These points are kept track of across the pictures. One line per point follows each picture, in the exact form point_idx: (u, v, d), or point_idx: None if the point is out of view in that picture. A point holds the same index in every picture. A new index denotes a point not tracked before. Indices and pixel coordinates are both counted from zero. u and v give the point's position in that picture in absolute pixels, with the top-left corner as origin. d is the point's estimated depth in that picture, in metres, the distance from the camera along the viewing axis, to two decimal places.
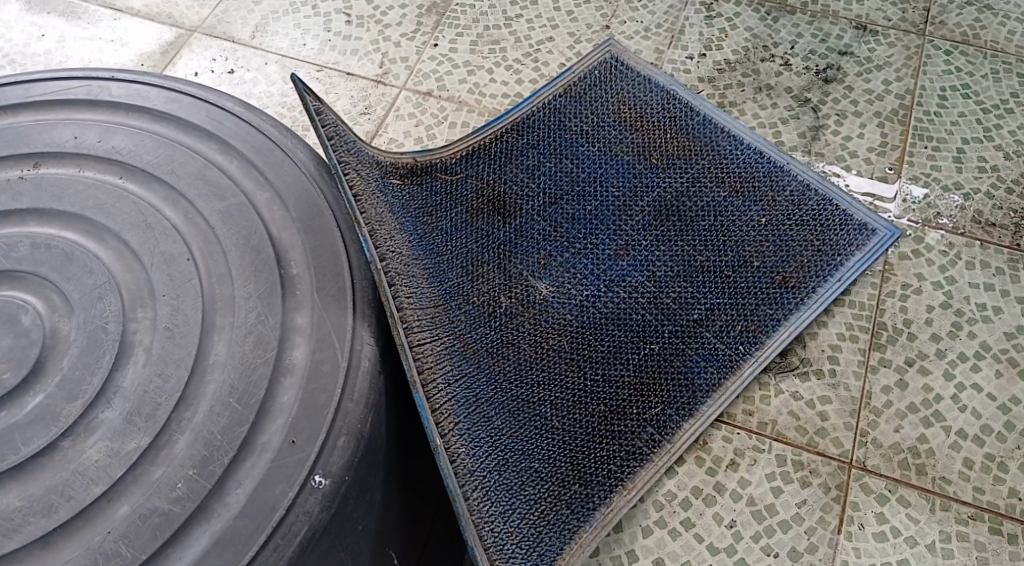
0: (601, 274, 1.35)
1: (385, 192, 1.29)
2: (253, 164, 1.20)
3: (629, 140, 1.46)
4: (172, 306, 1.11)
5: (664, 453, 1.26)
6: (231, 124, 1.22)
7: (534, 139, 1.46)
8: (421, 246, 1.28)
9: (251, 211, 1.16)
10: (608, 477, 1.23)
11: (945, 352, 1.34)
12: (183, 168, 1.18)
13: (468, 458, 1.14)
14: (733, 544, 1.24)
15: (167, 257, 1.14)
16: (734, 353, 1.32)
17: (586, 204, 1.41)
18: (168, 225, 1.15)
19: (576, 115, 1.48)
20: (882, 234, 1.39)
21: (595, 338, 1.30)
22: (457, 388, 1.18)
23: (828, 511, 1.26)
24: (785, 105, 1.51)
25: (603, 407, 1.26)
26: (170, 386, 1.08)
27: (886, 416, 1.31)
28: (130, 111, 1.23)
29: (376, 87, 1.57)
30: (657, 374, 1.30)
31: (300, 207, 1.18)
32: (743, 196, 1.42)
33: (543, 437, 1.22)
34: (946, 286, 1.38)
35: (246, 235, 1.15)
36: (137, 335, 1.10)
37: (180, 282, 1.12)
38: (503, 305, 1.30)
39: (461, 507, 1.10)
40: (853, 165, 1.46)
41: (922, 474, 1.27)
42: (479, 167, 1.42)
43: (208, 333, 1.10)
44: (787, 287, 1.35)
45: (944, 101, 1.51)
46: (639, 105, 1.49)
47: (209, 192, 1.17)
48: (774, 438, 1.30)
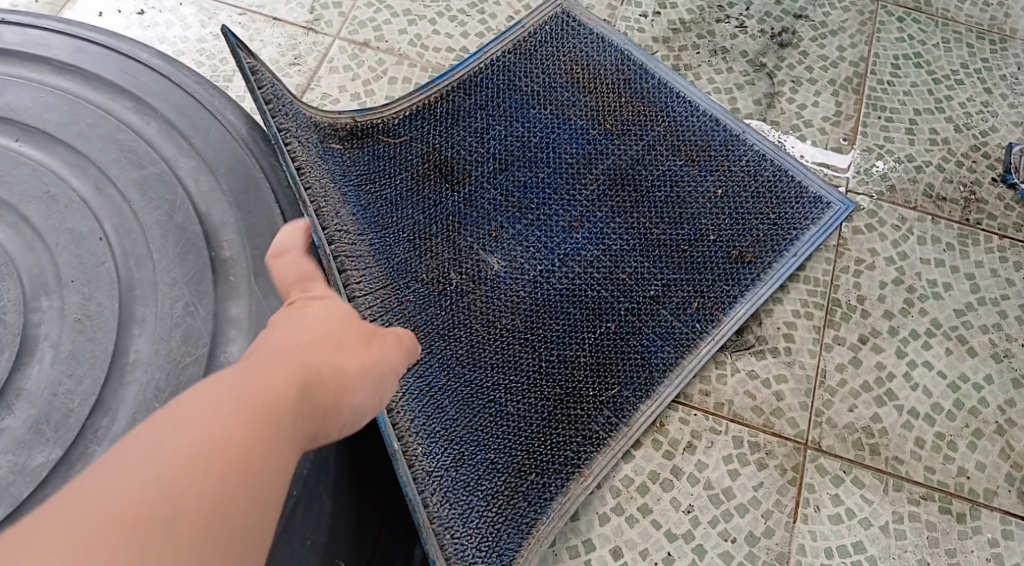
0: (553, 249, 1.30)
1: (326, 157, 1.25)
2: (174, 127, 1.19)
3: (581, 103, 1.40)
4: (83, 294, 1.12)
5: (621, 436, 1.22)
6: (146, 79, 1.21)
7: (482, 98, 1.38)
8: (365, 218, 1.25)
9: (174, 182, 1.16)
10: (564, 464, 1.20)
11: (897, 330, 1.33)
12: (91, 131, 1.17)
13: (425, 460, 1.14)
14: (690, 529, 1.22)
15: (76, 236, 1.14)
16: (691, 332, 1.28)
17: (537, 171, 1.35)
18: (74, 197, 1.15)
19: (525, 73, 1.41)
20: (837, 208, 1.36)
21: (549, 317, 1.26)
22: (409, 378, 1.19)
23: (784, 494, 1.24)
24: (741, 70, 1.46)
25: (558, 390, 1.23)
26: (82, 388, 1.08)
27: (840, 395, 1.29)
28: (27, 63, 1.21)
29: (306, 35, 1.45)
30: (613, 354, 1.26)
31: (230, 178, 1.17)
32: (699, 166, 1.37)
33: (498, 424, 1.20)
34: (898, 262, 1.37)
35: (167, 211, 1.15)
36: (43, 327, 1.10)
37: (91, 265, 1.13)
38: (453, 282, 1.26)
39: (420, 517, 1.11)
40: (808, 135, 1.43)
41: (875, 454, 1.27)
42: (424, 128, 1.34)
43: (128, 325, 1.11)
44: (742, 263, 1.32)
45: (897, 70, 1.48)
46: (593, 65, 1.42)
47: (123, 160, 1.16)
48: (730, 419, 1.27)
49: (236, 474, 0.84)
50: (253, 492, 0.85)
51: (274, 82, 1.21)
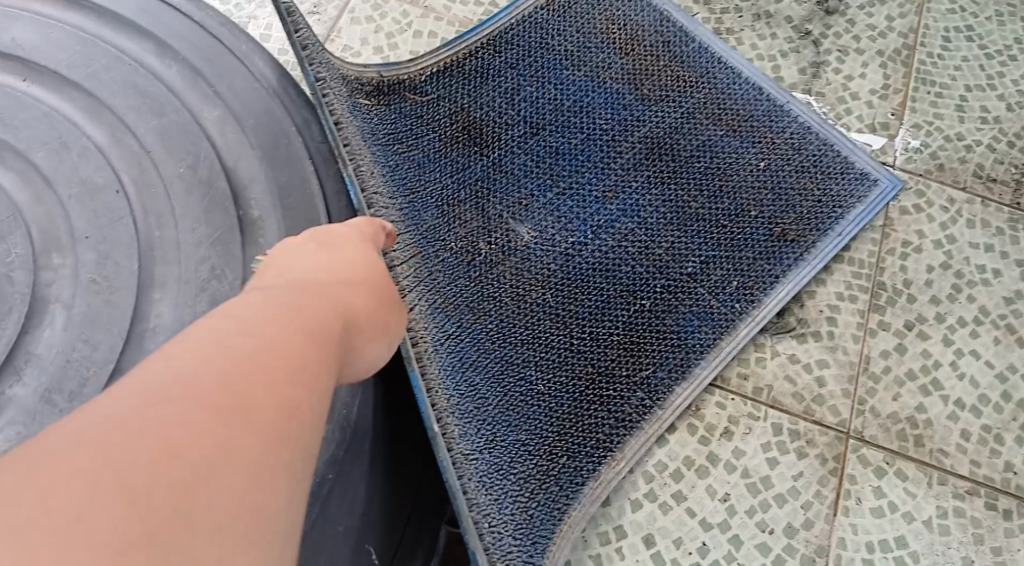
0: (586, 219, 1.23)
1: (355, 115, 1.18)
2: (197, 73, 1.14)
3: (617, 65, 1.31)
4: (98, 252, 1.08)
5: (654, 421, 1.16)
6: (167, 19, 1.15)
7: (514, 57, 1.30)
8: (394, 181, 1.19)
9: (197, 132, 1.12)
10: (596, 447, 1.13)
11: (944, 316, 1.27)
12: (107, 74, 1.13)
13: (461, 440, 1.07)
14: (726, 519, 1.16)
15: (91, 188, 1.09)
16: (729, 312, 1.20)
17: (570, 136, 1.27)
18: (87, 145, 1.10)
19: (558, 31, 1.32)
20: (883, 185, 1.29)
21: (581, 292, 1.19)
22: (442, 354, 1.12)
23: (824, 485, 1.18)
24: (785, 37, 1.38)
25: (591, 370, 1.16)
26: (98, 354, 1.04)
27: (884, 383, 1.23)
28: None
29: None
30: (647, 334, 1.18)
31: (259, 131, 1.13)
32: (740, 135, 1.29)
33: (529, 405, 1.13)
34: (946, 245, 1.30)
35: (190, 164, 1.11)
36: (54, 288, 1.07)
37: (108, 221, 1.08)
38: (482, 252, 1.19)
39: (460, 504, 1.03)
40: (854, 108, 1.36)
41: (920, 445, 1.21)
42: (453, 87, 1.26)
43: (148, 289, 1.06)
44: (785, 240, 1.24)
45: (948, 43, 1.40)
46: (630, 25, 1.34)
47: (144, 108, 1.12)
48: (769, 405, 1.21)
49: (293, 380, 0.80)
50: (310, 400, 0.81)
51: (308, 28, 1.15)
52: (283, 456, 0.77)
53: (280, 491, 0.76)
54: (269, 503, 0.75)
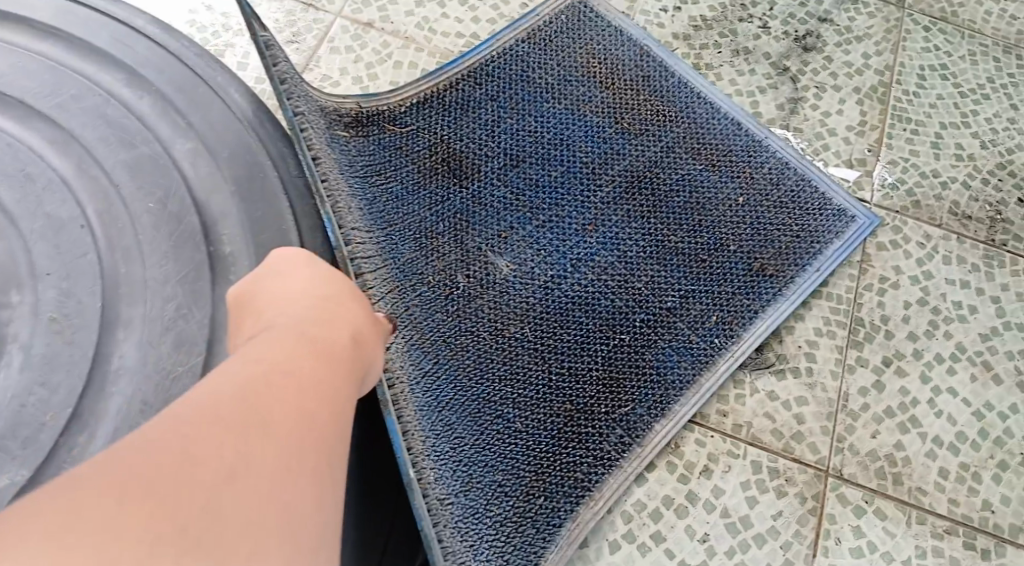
0: (566, 253, 1.22)
1: (333, 146, 1.17)
2: (170, 104, 1.12)
3: (597, 98, 1.31)
4: (59, 290, 1.06)
5: (633, 458, 1.15)
6: (141, 48, 1.14)
7: (494, 89, 1.30)
8: (371, 213, 1.17)
9: (168, 165, 1.10)
10: (575, 485, 1.13)
11: (921, 353, 1.27)
12: (74, 104, 1.11)
13: (437, 485, 1.07)
14: (705, 560, 1.15)
15: (55, 223, 1.08)
16: (708, 348, 1.20)
17: (549, 169, 1.27)
18: (54, 178, 1.09)
19: (538, 64, 1.32)
20: (861, 222, 1.29)
21: (560, 327, 1.19)
22: (419, 392, 1.11)
23: (803, 524, 1.17)
24: (763, 73, 1.39)
25: (570, 405, 1.16)
26: (56, 398, 1.03)
27: (862, 421, 1.22)
28: (5, 24, 1.14)
29: (305, 11, 1.35)
30: (626, 369, 1.18)
31: (233, 164, 1.11)
32: (719, 170, 1.29)
33: (506, 443, 1.13)
34: (922, 281, 1.31)
35: (160, 198, 1.09)
36: (13, 328, 1.05)
37: (70, 257, 1.07)
38: (460, 286, 1.19)
39: (435, 553, 1.03)
40: (832, 144, 1.36)
41: (898, 484, 1.20)
42: (432, 119, 1.26)
43: (111, 329, 1.05)
44: (763, 275, 1.24)
45: (922, 81, 1.42)
46: (610, 59, 1.34)
47: (113, 140, 1.10)
48: (749, 442, 1.20)
49: (313, 390, 0.88)
50: (331, 406, 0.88)
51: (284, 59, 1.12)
52: (306, 459, 0.84)
53: (305, 491, 0.83)
54: (293, 504, 0.82)
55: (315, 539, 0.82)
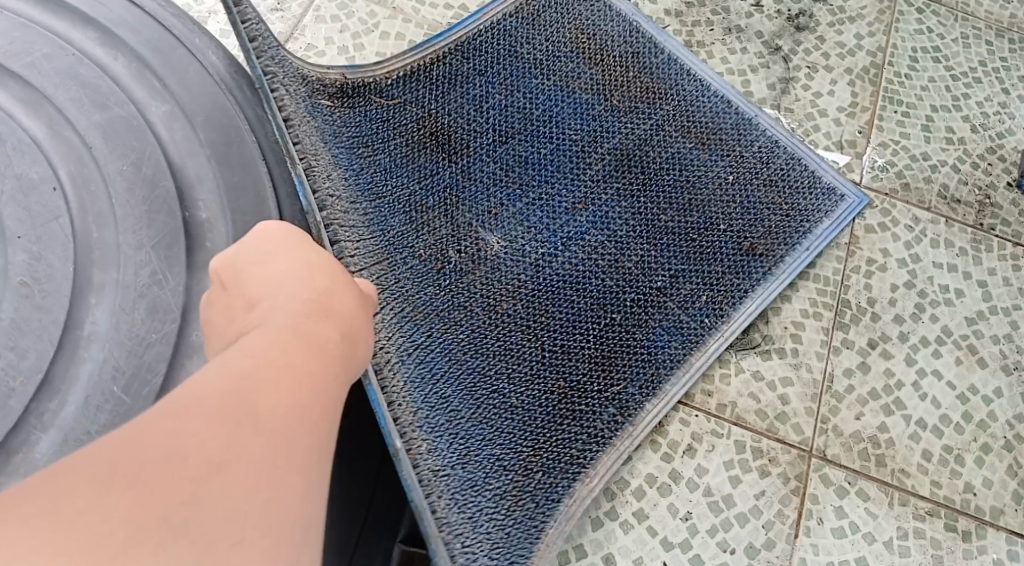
0: (556, 231, 1.22)
1: (314, 115, 1.15)
2: (146, 65, 1.11)
3: (586, 75, 1.30)
4: (31, 253, 1.05)
5: (626, 437, 1.14)
6: (116, 9, 1.13)
7: (481, 64, 1.28)
8: (358, 184, 1.16)
9: (143, 127, 1.09)
10: (571, 462, 1.12)
11: (907, 336, 1.27)
12: (47, 63, 1.10)
13: (430, 456, 1.04)
14: (687, 538, 1.15)
15: (26, 185, 1.07)
16: (699, 327, 1.20)
17: (538, 146, 1.26)
18: (27, 140, 1.08)
19: (527, 40, 1.31)
20: (850, 201, 1.29)
21: (553, 306, 1.18)
22: (410, 364, 1.09)
23: (786, 504, 1.17)
24: (755, 52, 1.38)
25: (562, 383, 1.15)
26: (26, 362, 1.03)
27: (847, 402, 1.22)
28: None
29: None
30: (619, 347, 1.17)
31: (209, 128, 1.10)
32: (709, 149, 1.29)
33: (502, 418, 1.12)
34: (910, 265, 1.30)
35: (134, 160, 1.09)
36: None
37: (42, 221, 1.06)
38: (451, 260, 1.17)
39: (428, 524, 0.99)
40: (823, 125, 1.35)
41: (881, 465, 1.20)
42: (419, 92, 1.24)
43: (83, 294, 1.05)
44: (753, 255, 1.24)
45: (914, 63, 1.41)
46: (598, 35, 1.33)
47: (86, 100, 1.10)
48: (733, 422, 1.20)
49: (305, 377, 0.82)
50: (323, 396, 0.83)
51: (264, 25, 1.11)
52: (294, 448, 0.79)
53: (289, 483, 0.78)
54: (276, 495, 0.77)
55: (296, 533, 0.77)
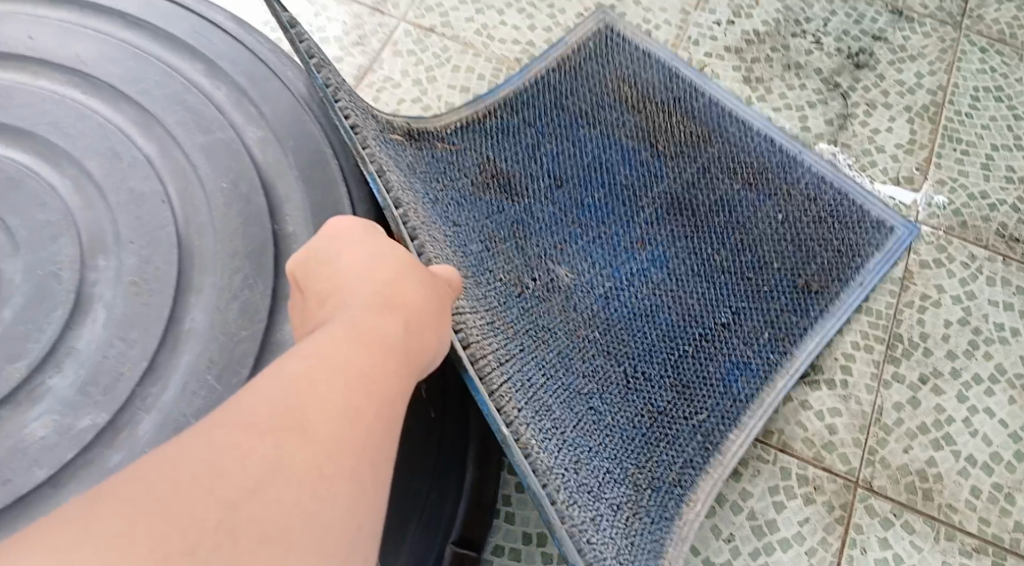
0: (618, 268, 1.25)
1: (386, 145, 1.13)
2: (244, 93, 1.14)
3: (632, 123, 1.33)
4: (140, 257, 1.06)
5: (715, 466, 1.15)
6: (217, 42, 1.16)
7: (531, 114, 1.32)
8: (436, 210, 1.14)
9: (239, 149, 1.11)
10: (673, 485, 1.13)
11: (959, 372, 1.27)
12: (159, 90, 1.12)
13: (542, 454, 0.98)
14: (729, 559, 1.15)
15: (137, 197, 1.08)
16: (767, 362, 1.21)
17: (592, 189, 1.29)
18: (139, 158, 1.09)
19: (571, 91, 1.34)
20: (900, 232, 1.31)
21: (625, 337, 1.20)
22: (509, 370, 1.04)
23: (830, 533, 1.18)
24: (814, 88, 1.40)
25: (649, 408, 1.16)
26: (134, 351, 1.03)
27: (896, 434, 1.23)
28: (99, 15, 1.15)
29: (371, 15, 1.39)
30: (693, 379, 1.19)
31: (298, 150, 1.12)
32: (758, 188, 1.31)
33: (603, 433, 1.11)
34: (965, 301, 1.31)
35: (232, 178, 1.10)
36: (98, 287, 1.05)
37: (151, 227, 1.07)
38: (530, 287, 1.18)
39: (550, 514, 0.95)
40: (880, 160, 1.37)
41: (928, 499, 1.20)
42: (477, 141, 1.27)
43: (184, 294, 1.05)
44: (809, 292, 1.25)
45: (976, 102, 1.42)
46: (641, 84, 1.36)
47: (192, 124, 1.11)
48: (779, 449, 1.21)
49: (358, 387, 0.82)
50: (377, 405, 0.82)
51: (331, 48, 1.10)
52: (340, 462, 0.79)
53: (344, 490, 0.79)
54: (320, 512, 0.77)
55: (343, 548, 0.77)
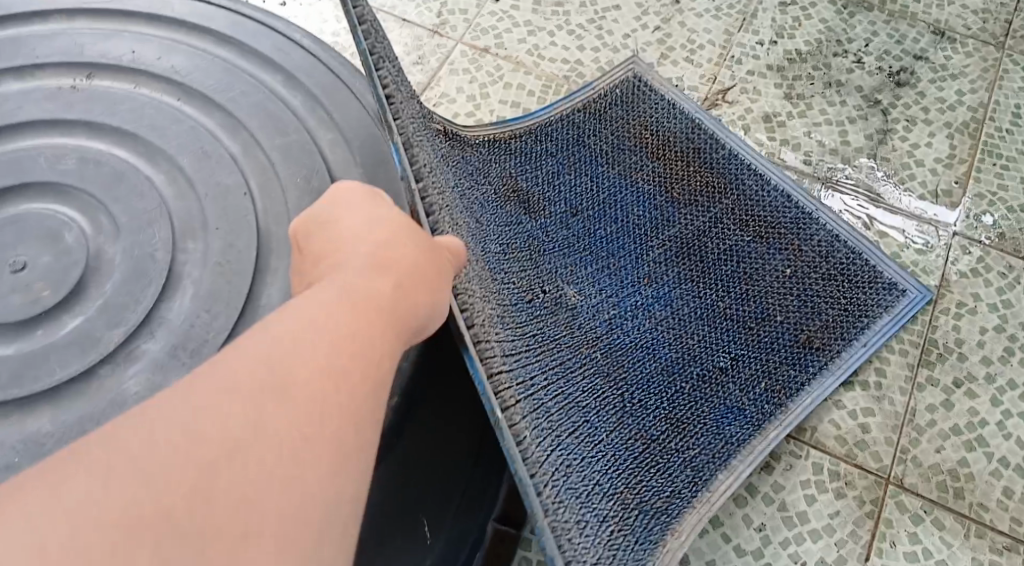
0: (624, 298, 1.25)
1: (428, 135, 1.17)
2: (318, 102, 1.24)
3: (649, 168, 1.36)
4: (225, 241, 1.16)
5: (703, 504, 1.16)
6: (298, 58, 1.27)
7: (553, 148, 1.35)
8: (465, 205, 1.17)
9: (313, 150, 1.21)
10: (659, 511, 1.12)
11: (994, 377, 1.29)
12: (245, 98, 1.23)
13: (535, 445, 0.99)
14: (760, 547, 1.21)
15: (223, 190, 1.19)
16: (763, 410, 1.22)
17: (605, 223, 1.31)
18: (225, 155, 1.20)
19: (594, 133, 1.38)
20: (912, 296, 1.31)
21: (625, 363, 1.20)
22: (513, 365, 1.04)
23: (860, 526, 1.22)
24: (854, 104, 1.47)
25: (643, 434, 1.15)
26: (217, 322, 1.13)
27: (928, 435, 1.26)
28: (194, 32, 1.28)
29: (432, 38, 1.50)
30: (689, 416, 1.19)
31: (364, 150, 1.22)
32: (768, 241, 1.32)
33: (596, 449, 1.09)
34: (1001, 309, 1.33)
35: (305, 175, 1.20)
36: (187, 267, 1.16)
37: (234, 216, 1.17)
38: (540, 297, 1.18)
39: (533, 504, 0.95)
40: (918, 174, 1.42)
41: (959, 498, 1.23)
42: (504, 159, 1.32)
43: (262, 275, 1.15)
44: (811, 348, 1.26)
45: (1017, 118, 1.46)
46: (662, 132, 1.39)
47: (271, 126, 1.22)
48: (812, 445, 1.26)
49: (342, 347, 0.85)
50: (361, 369, 0.85)
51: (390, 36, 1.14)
52: (325, 419, 0.82)
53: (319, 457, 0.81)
54: (298, 476, 0.80)
55: (318, 513, 0.80)
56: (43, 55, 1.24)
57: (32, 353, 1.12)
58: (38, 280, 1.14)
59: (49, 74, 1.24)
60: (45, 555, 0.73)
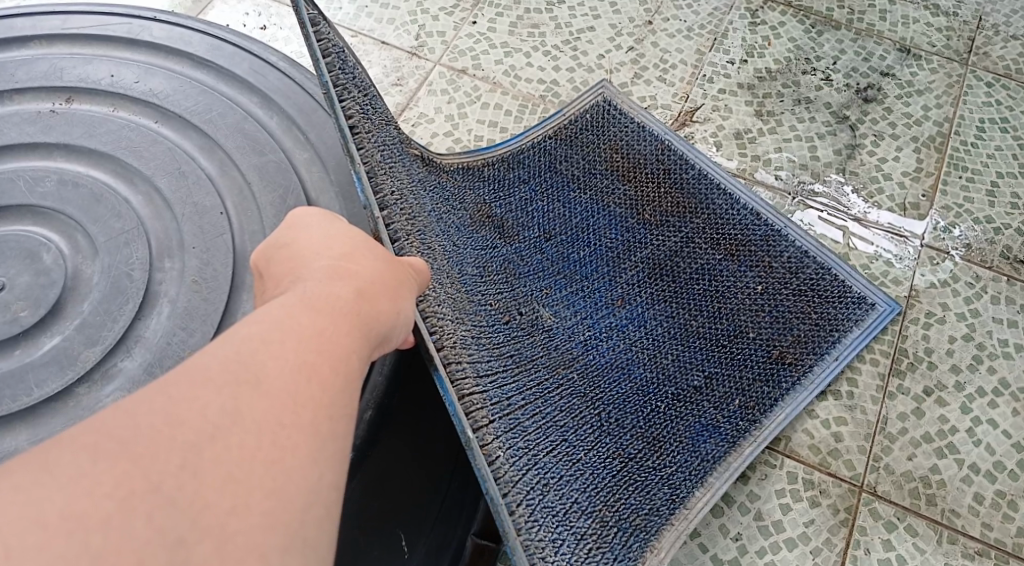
0: (597, 320, 1.27)
1: (403, 155, 1.20)
2: (293, 122, 1.26)
3: (620, 191, 1.38)
4: (201, 260, 1.18)
5: (680, 519, 1.18)
6: (273, 78, 1.29)
7: (527, 174, 1.36)
8: (441, 228, 1.19)
9: (289, 168, 1.23)
10: (639, 528, 1.14)
11: (963, 386, 1.32)
12: (222, 119, 1.25)
13: (508, 465, 1.01)
14: (736, 556, 1.23)
15: (200, 210, 1.20)
16: (737, 428, 1.24)
17: (577, 247, 1.32)
18: (201, 175, 1.22)
19: (566, 158, 1.39)
20: (881, 309, 1.33)
21: (600, 384, 1.21)
22: (488, 386, 1.06)
23: (834, 534, 1.24)
24: (823, 120, 1.50)
25: (621, 453, 1.17)
26: (194, 339, 1.14)
27: (900, 443, 1.28)
28: (171, 56, 1.30)
29: (410, 59, 1.52)
30: (665, 434, 1.21)
31: (339, 171, 1.24)
32: (738, 260, 1.34)
33: (577, 466, 1.11)
34: (969, 319, 1.36)
35: (281, 194, 1.22)
36: (163, 285, 1.17)
37: (210, 235, 1.19)
38: (517, 319, 1.19)
39: (506, 522, 0.98)
40: (887, 187, 1.45)
41: (932, 504, 1.25)
42: (478, 185, 1.32)
43: (238, 291, 1.17)
44: (782, 363, 1.28)
45: (981, 133, 1.49)
46: (632, 155, 1.41)
47: (248, 147, 1.24)
48: (786, 454, 1.28)
49: (311, 347, 0.87)
50: (332, 363, 0.87)
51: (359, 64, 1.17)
52: (298, 414, 0.84)
53: (297, 448, 0.82)
54: (278, 460, 0.82)
55: (300, 496, 0.81)
56: (22, 80, 1.26)
57: (9, 372, 1.13)
58: (17, 300, 1.15)
59: (27, 98, 1.25)
60: (45, 526, 0.75)
